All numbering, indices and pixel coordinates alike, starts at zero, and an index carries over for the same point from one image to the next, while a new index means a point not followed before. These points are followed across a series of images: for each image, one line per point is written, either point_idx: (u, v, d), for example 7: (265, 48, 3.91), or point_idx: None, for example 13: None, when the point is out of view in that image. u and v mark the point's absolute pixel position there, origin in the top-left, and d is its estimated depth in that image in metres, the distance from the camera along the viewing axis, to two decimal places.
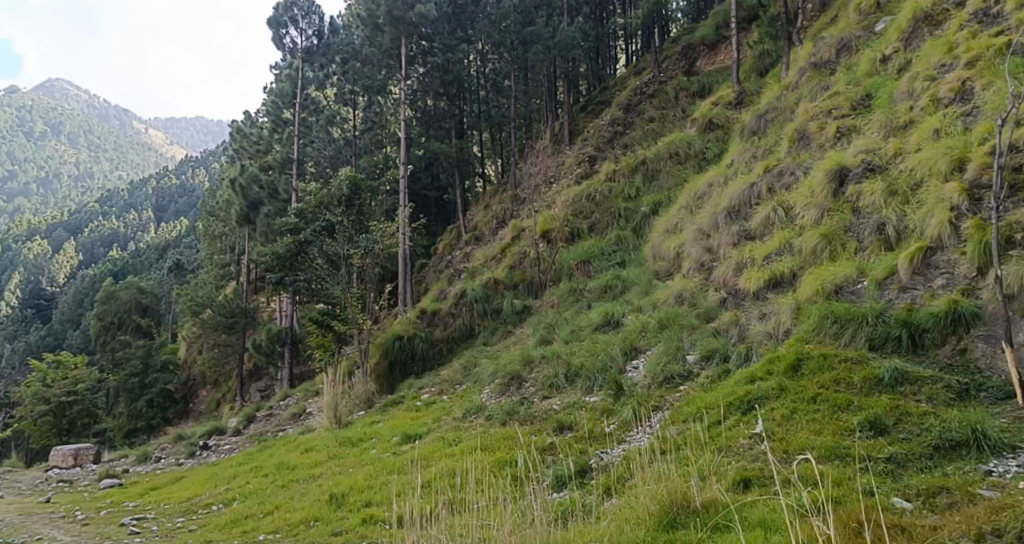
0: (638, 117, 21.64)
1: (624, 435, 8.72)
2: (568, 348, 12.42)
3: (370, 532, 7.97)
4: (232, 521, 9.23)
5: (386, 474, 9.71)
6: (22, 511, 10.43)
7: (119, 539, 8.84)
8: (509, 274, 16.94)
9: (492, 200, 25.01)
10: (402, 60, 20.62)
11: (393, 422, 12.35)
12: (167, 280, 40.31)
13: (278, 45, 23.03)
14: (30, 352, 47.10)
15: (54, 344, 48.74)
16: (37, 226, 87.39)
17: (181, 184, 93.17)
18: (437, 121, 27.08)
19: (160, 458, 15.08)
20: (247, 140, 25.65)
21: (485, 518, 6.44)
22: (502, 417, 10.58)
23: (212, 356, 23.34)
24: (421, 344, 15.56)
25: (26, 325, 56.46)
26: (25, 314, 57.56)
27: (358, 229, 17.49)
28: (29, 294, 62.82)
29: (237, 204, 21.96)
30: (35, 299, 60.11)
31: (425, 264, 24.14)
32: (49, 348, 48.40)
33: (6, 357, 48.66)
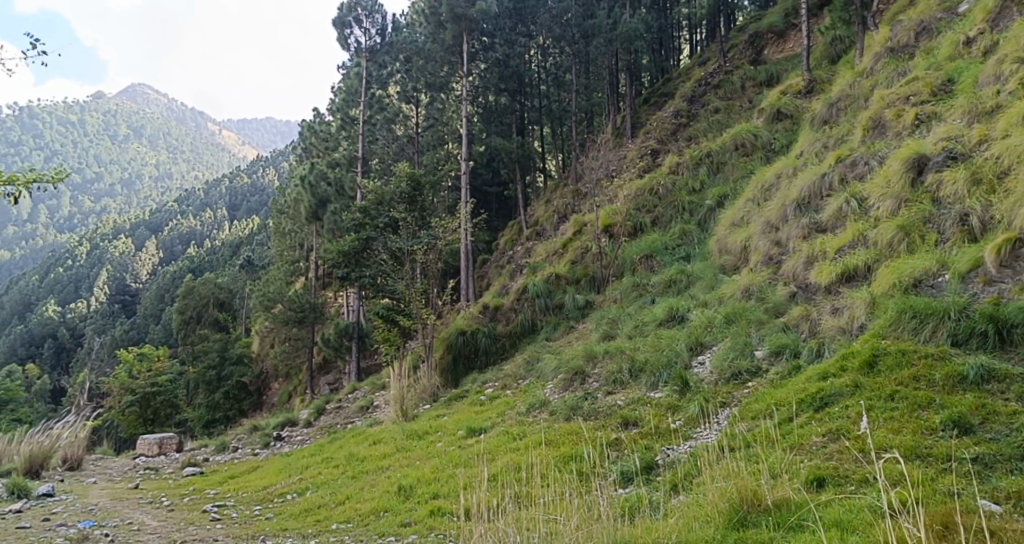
0: (702, 108, 21.28)
1: (691, 431, 8.63)
2: (631, 343, 12.34)
3: (438, 524, 8.14)
4: (306, 510, 9.54)
5: (452, 467, 9.84)
6: (113, 496, 11.01)
7: (202, 525, 9.26)
8: (571, 269, 16.95)
9: (553, 194, 24.99)
10: (464, 57, 20.96)
11: (458, 416, 12.51)
12: (242, 275, 41.88)
13: (344, 45, 23.68)
14: (116, 345, 49.62)
15: (137, 338, 51.18)
16: (120, 225, 91.82)
17: (253, 183, 96.46)
18: (498, 117, 26.88)
19: (238, 447, 15.68)
20: (316, 139, 26.45)
21: (551, 513, 6.49)
22: (565, 412, 10.60)
23: (284, 350, 24.31)
24: (484, 339, 15.71)
25: (112, 319, 59.53)
26: (113, 308, 61.96)
27: (421, 224, 17.74)
28: (116, 290, 66.53)
29: (306, 202, 22.50)
30: (121, 295, 66.41)
31: (486, 259, 24.33)
32: (131, 342, 50.86)
33: (94, 349, 51.41)
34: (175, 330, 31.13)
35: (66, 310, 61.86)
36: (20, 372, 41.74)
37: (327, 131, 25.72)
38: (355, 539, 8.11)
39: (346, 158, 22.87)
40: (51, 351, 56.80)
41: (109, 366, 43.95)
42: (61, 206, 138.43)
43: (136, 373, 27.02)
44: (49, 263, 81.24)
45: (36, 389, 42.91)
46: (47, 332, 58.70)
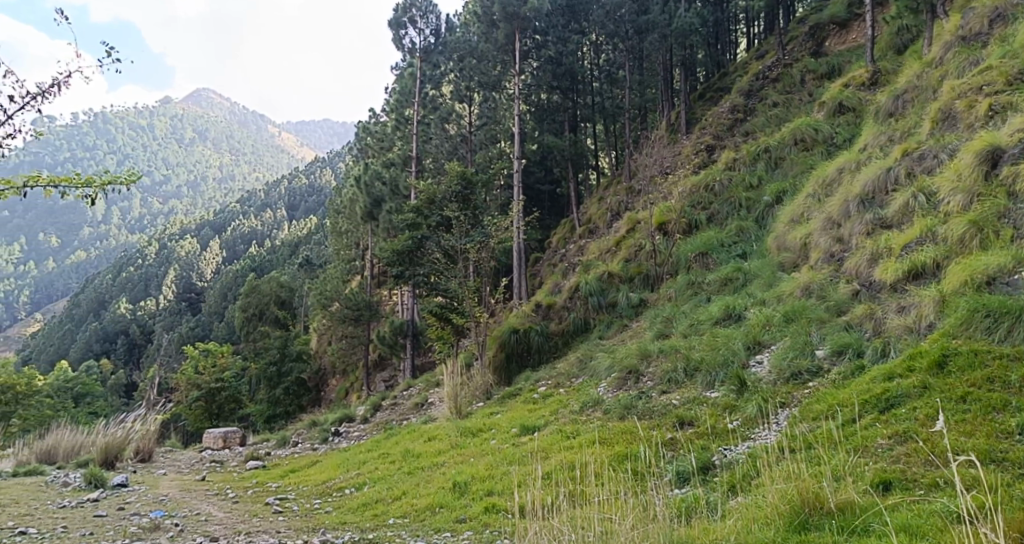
0: (760, 103, 20.87)
1: (750, 432, 8.48)
2: (687, 342, 12.19)
3: (493, 521, 8.22)
4: (363, 504, 9.74)
5: (506, 464, 9.90)
6: (181, 488, 11.41)
7: (265, 517, 9.54)
8: (624, 268, 16.83)
9: (606, 192, 24.85)
10: (517, 55, 21.02)
11: (512, 413, 12.56)
12: (302, 274, 42.90)
13: (399, 45, 24.01)
14: (183, 341, 51.47)
15: (201, 335, 52.83)
16: (184, 226, 94.98)
17: (311, 183, 98.68)
18: (550, 116, 26.67)
19: (298, 442, 16.08)
20: (372, 139, 26.89)
21: (606, 512, 6.47)
22: (620, 411, 10.53)
23: (342, 347, 24.93)
24: (537, 337, 15.72)
25: (179, 316, 61.79)
26: (180, 306, 64.32)
27: (474, 223, 17.86)
28: (183, 289, 69.09)
29: (361, 202, 22.84)
30: (187, 294, 68.94)
31: (539, 258, 24.34)
32: (197, 338, 52.67)
33: (162, 346, 53.31)
34: (238, 326, 32.00)
35: (136, 307, 64.33)
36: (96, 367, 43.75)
37: (382, 131, 26.12)
38: (412, 534, 8.22)
39: (400, 158, 23.22)
40: (123, 347, 59.24)
41: (177, 362, 45.51)
42: (130, 208, 144.15)
43: (201, 368, 27.92)
44: (120, 263, 84.76)
45: (108, 383, 44.74)
46: (119, 329, 61.17)
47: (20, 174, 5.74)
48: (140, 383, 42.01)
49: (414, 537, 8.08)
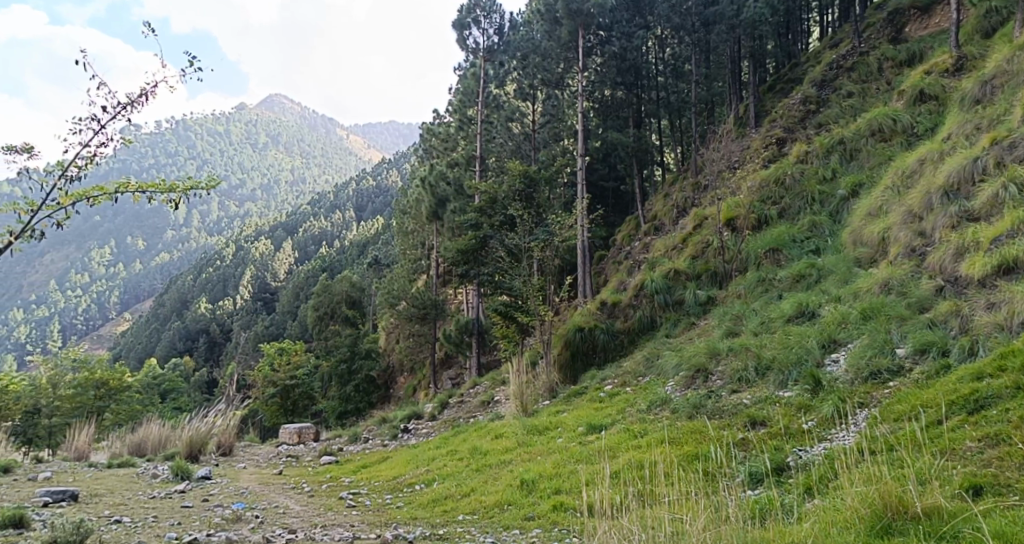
0: (834, 93, 20.25)
1: (826, 433, 8.24)
2: (758, 340, 11.92)
3: (561, 519, 8.23)
4: (433, 500, 9.88)
5: (574, 463, 9.87)
6: (260, 481, 11.82)
7: (339, 511, 9.80)
8: (691, 265, 16.55)
9: (672, 188, 24.51)
10: (580, 52, 20.97)
11: (578, 412, 12.52)
12: (371, 272, 43.80)
13: (463, 46, 24.29)
14: (259, 339, 53.23)
15: (276, 333, 54.48)
16: (258, 229, 98.10)
17: (377, 183, 100.57)
18: (615, 111, 26.46)
19: (369, 438, 16.43)
20: (436, 139, 27.22)
21: (677, 512, 6.40)
22: (688, 410, 10.36)
23: (409, 345, 25.36)
24: (602, 335, 15.60)
25: (255, 315, 63.98)
26: (256, 305, 66.55)
27: (537, 221, 17.89)
28: (257, 288, 71.41)
29: (427, 202, 23.10)
30: (262, 294, 71.20)
31: (604, 255, 24.18)
32: (272, 337, 54.39)
33: (240, 344, 55.23)
34: (311, 325, 32.87)
35: (215, 307, 66.85)
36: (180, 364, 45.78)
37: (446, 132, 26.40)
38: (481, 530, 8.30)
39: (464, 157, 23.44)
40: (204, 345, 61.62)
41: (254, 360, 47.16)
42: (209, 211, 150.02)
43: (276, 366, 28.87)
44: (199, 264, 88.30)
45: (191, 379, 46.63)
46: (200, 327, 63.74)
47: (108, 179, 5.95)
48: (219, 380, 43.68)
49: (484, 533, 8.15)
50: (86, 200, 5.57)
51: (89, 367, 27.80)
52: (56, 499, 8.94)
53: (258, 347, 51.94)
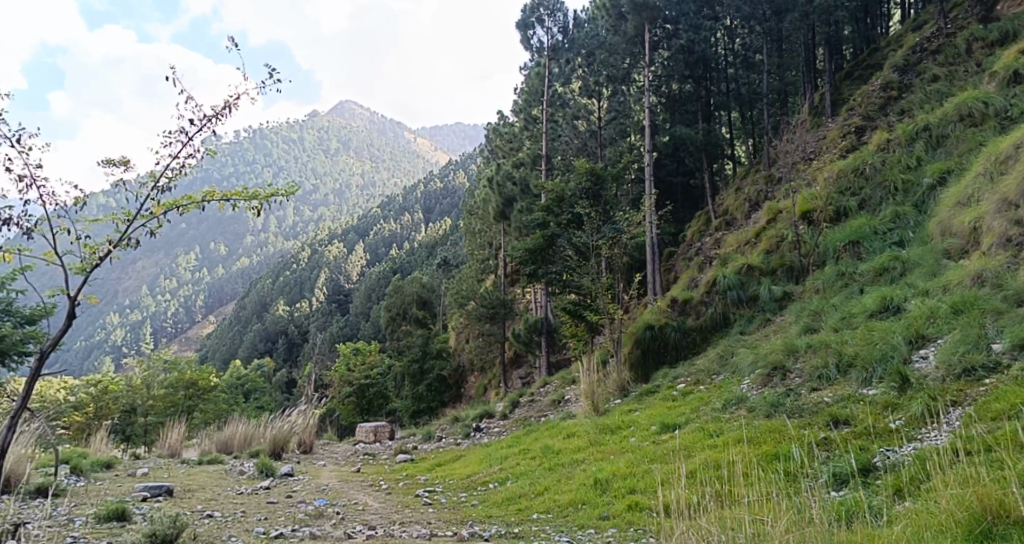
0: (917, 78, 19.38)
1: (915, 433, 7.87)
2: (839, 336, 11.50)
3: (637, 519, 8.14)
4: (507, 499, 9.92)
5: (648, 462, 9.74)
6: (340, 478, 12.12)
7: (416, 508, 9.96)
8: (765, 260, 16.11)
9: (743, 182, 23.95)
10: (647, 46, 20.82)
11: (651, 411, 12.35)
12: (443, 272, 44.40)
13: (527, 46, 24.43)
14: (335, 340, 54.66)
15: (351, 333, 55.79)
16: (331, 233, 100.83)
17: (445, 184, 101.70)
18: (682, 106, 26.06)
19: (442, 437, 16.62)
20: (501, 139, 27.34)
21: (757, 513, 6.29)
22: (766, 409, 10.07)
23: (479, 344, 25.57)
24: (673, 333, 15.34)
25: (329, 316, 65.74)
26: (330, 307, 68.33)
27: (605, 218, 17.75)
28: (331, 290, 73.25)
29: (494, 202, 23.20)
30: (336, 296, 73.00)
31: (673, 251, 23.77)
32: (347, 337, 55.75)
33: (318, 344, 56.92)
34: (384, 325, 33.57)
35: (293, 309, 69.10)
36: (261, 364, 47.48)
37: (511, 131, 26.51)
38: (556, 529, 8.27)
39: (531, 157, 23.51)
40: (284, 345, 63.81)
41: (331, 360, 48.43)
42: (283, 216, 155.06)
43: (352, 366, 29.59)
44: (275, 268, 91.35)
45: (273, 378, 48.38)
46: (279, 329, 66.01)
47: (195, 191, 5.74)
48: (299, 380, 45.08)
49: (559, 533, 8.10)
50: (176, 209, 5.31)
51: (179, 368, 29.15)
52: (153, 494, 9.38)
53: (335, 347, 53.39)
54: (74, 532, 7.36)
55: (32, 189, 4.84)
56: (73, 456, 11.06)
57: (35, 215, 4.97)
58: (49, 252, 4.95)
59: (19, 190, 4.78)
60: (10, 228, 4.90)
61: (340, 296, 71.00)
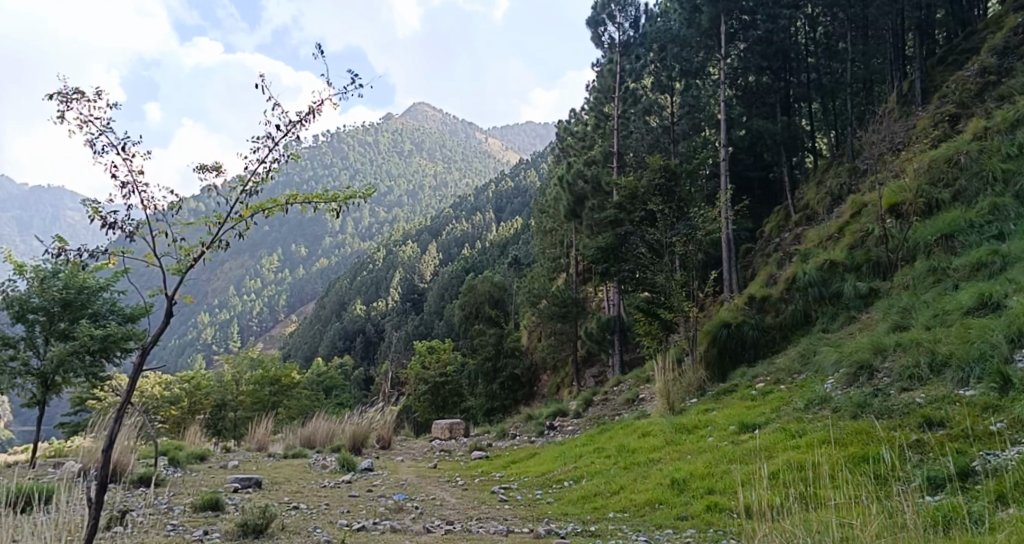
0: (1018, 61, 18.26)
1: (1018, 436, 7.41)
2: (932, 334, 10.95)
3: (717, 520, 7.99)
4: (582, 497, 9.88)
5: (727, 463, 9.50)
6: (417, 474, 12.36)
7: (492, 504, 10.05)
8: (850, 255, 15.54)
9: (825, 175, 23.14)
10: (722, 38, 20.49)
11: (728, 410, 12.05)
12: (516, 272, 44.59)
13: (597, 44, 24.34)
14: (410, 339, 55.65)
15: (426, 332, 56.67)
16: (404, 233, 102.70)
17: (516, 184, 101.91)
18: (760, 98, 25.28)
19: (516, 435, 16.71)
20: (573, 138, 27.30)
21: (845, 516, 6.05)
22: (852, 409, 9.68)
23: (551, 343, 25.59)
24: (751, 331, 14.91)
25: (405, 315, 66.99)
26: (405, 306, 69.60)
27: (679, 216, 17.44)
28: (406, 290, 74.58)
29: (565, 200, 23.05)
30: (412, 295, 74.23)
31: (750, 247, 23.15)
32: (422, 336, 56.67)
33: (394, 343, 58.01)
34: (458, 324, 34.01)
35: (370, 308, 70.73)
36: (340, 363, 48.89)
37: (582, 130, 26.41)
38: (633, 529, 8.18)
39: (602, 154, 23.40)
40: (361, 344, 65.42)
41: (406, 358, 49.36)
42: (358, 218, 158.84)
43: (427, 363, 30.13)
44: (352, 269, 93.74)
45: (351, 374, 49.58)
46: (357, 328, 67.72)
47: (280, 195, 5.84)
48: (377, 377, 46.12)
49: (636, 533, 8.00)
50: (262, 212, 5.40)
51: (265, 365, 30.32)
52: (244, 485, 9.79)
53: (411, 344, 54.26)
54: (174, 519, 7.75)
55: (133, 194, 5.06)
56: (171, 448, 11.68)
57: (136, 219, 5.19)
58: (148, 254, 5.16)
59: (122, 195, 5.00)
60: (114, 231, 5.12)
61: (414, 295, 72.07)
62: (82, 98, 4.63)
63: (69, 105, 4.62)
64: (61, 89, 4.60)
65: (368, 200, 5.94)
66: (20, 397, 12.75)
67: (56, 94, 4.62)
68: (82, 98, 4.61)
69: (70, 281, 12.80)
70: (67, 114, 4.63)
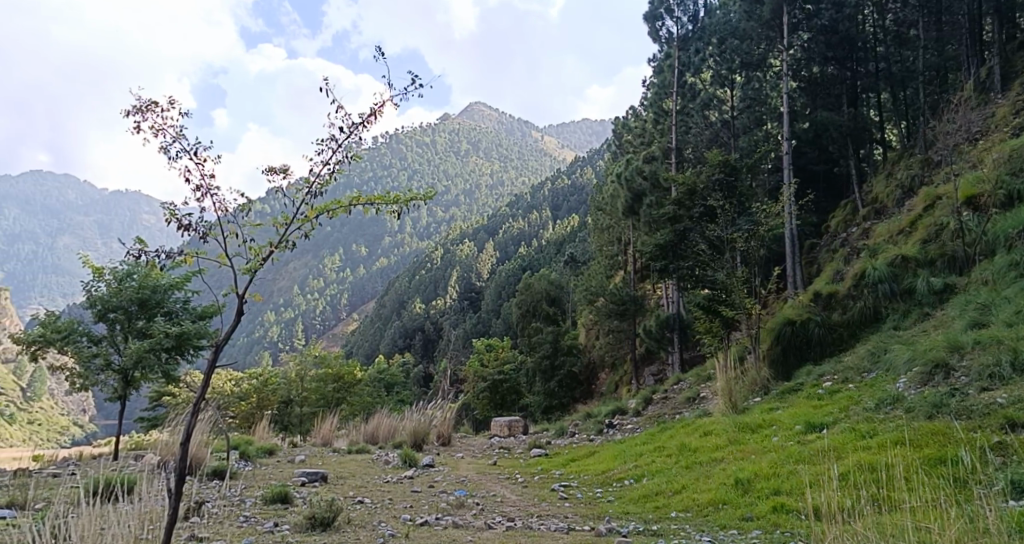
0: None
1: None
2: (1012, 332, 10.48)
3: (783, 522, 7.81)
4: (643, 496, 9.77)
5: (793, 463, 9.27)
6: (477, 470, 12.45)
7: (553, 502, 10.04)
8: (922, 250, 14.98)
9: (895, 167, 22.32)
10: (785, 29, 20.05)
11: (794, 410, 11.76)
12: (574, 270, 44.53)
13: (655, 38, 24.19)
14: (469, 337, 56.16)
15: (484, 330, 57.09)
16: (461, 232, 103.60)
17: (572, 181, 101.55)
18: (826, 89, 25.00)
19: (575, 433, 16.67)
20: (631, 134, 27.11)
21: (922, 520, 5.85)
22: (927, 409, 9.33)
23: (609, 341, 25.43)
24: (817, 329, 14.50)
25: (462, 313, 67.62)
26: (462, 305, 70.20)
27: (740, 212, 17.15)
28: (464, 288, 75.24)
29: (623, 197, 22.88)
30: (469, 293, 74.82)
31: (815, 243, 22.52)
32: (480, 334, 57.12)
33: (453, 340, 58.62)
34: (516, 322, 34.14)
35: (429, 306, 71.61)
36: (401, 360, 49.73)
37: (640, 126, 26.21)
38: (696, 529, 8.05)
39: (661, 151, 23.18)
40: (421, 342, 66.33)
41: (465, 356, 49.85)
42: (415, 218, 160.99)
43: (485, 361, 30.38)
44: (411, 268, 95.07)
45: (411, 371, 50.29)
46: (416, 326, 68.69)
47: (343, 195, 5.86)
48: (436, 375, 46.66)
49: (699, 533, 7.88)
50: (327, 213, 5.42)
51: (328, 362, 31.09)
52: (310, 479, 10.03)
53: (470, 342, 54.73)
54: (246, 511, 8.00)
55: (206, 197, 5.21)
56: (241, 442, 12.09)
57: (209, 221, 5.35)
58: (221, 255, 5.26)
59: (195, 198, 5.15)
60: (189, 233, 5.28)
61: (472, 292, 72.53)
62: (156, 108, 4.78)
63: (143, 115, 4.77)
64: (138, 100, 4.76)
65: (428, 203, 6.01)
66: (104, 391, 13.46)
67: (133, 106, 4.79)
68: (155, 107, 4.74)
69: (143, 282, 13.26)
70: (142, 124, 4.79)
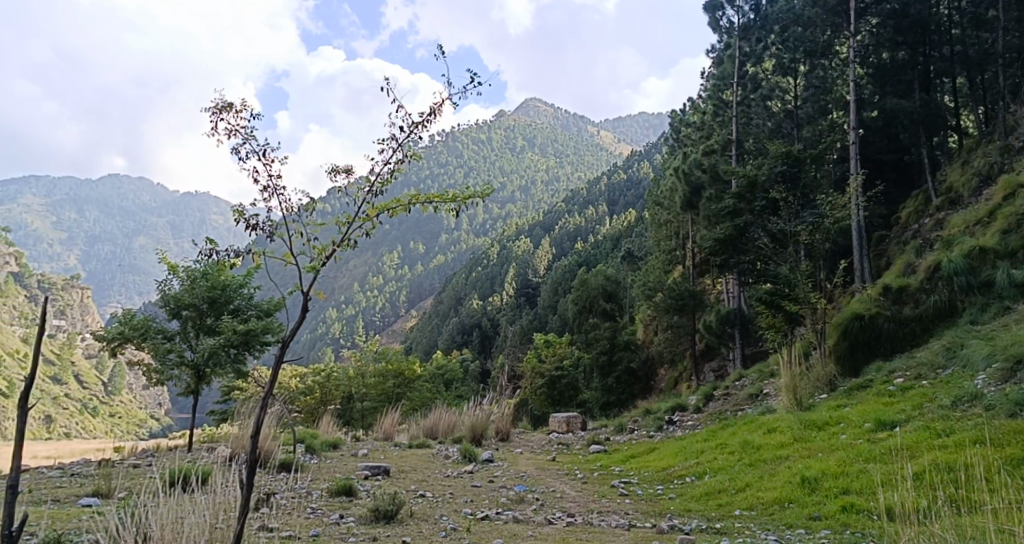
0: None
1: None
2: None
3: (854, 522, 7.57)
4: (706, 493, 9.62)
5: (863, 462, 8.98)
6: (537, 466, 12.48)
7: (613, 498, 9.96)
8: (1002, 241, 14.29)
9: (971, 155, 21.34)
10: (851, 15, 19.44)
11: (863, 407, 11.38)
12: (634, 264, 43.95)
13: (715, 29, 23.63)
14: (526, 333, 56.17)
15: (541, 326, 57.00)
16: (516, 229, 103.67)
17: (629, 176, 100.40)
18: (895, 76, 23.85)
19: (635, 429, 16.50)
20: (690, 128, 26.68)
21: (1006, 523, 5.58)
22: (1009, 408, 8.89)
23: (667, 337, 25.09)
24: (887, 324, 13.99)
25: (519, 309, 67.70)
26: (519, 301, 70.22)
27: (803, 204, 16.74)
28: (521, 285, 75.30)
29: (681, 191, 22.53)
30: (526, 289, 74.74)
31: (883, 234, 21.73)
32: (537, 330, 57.07)
33: (511, 336, 58.70)
34: (572, 318, 34.00)
35: (486, 303, 71.93)
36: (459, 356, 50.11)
37: (699, 119, 25.81)
38: (761, 528, 7.86)
39: (720, 143, 22.77)
40: (478, 338, 66.72)
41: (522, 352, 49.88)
42: (470, 215, 161.91)
43: (543, 357, 30.39)
44: (467, 265, 95.68)
45: (469, 367, 50.66)
46: (473, 322, 69.13)
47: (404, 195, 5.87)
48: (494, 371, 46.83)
49: (765, 531, 7.72)
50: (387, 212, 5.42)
51: (387, 358, 31.58)
52: (373, 473, 10.22)
53: (527, 338, 54.75)
54: (313, 503, 8.19)
55: (272, 197, 5.34)
56: (307, 436, 12.39)
57: (276, 220, 5.47)
58: (286, 253, 5.31)
59: (263, 198, 5.29)
60: (256, 232, 5.41)
61: (528, 288, 72.45)
62: (230, 110, 4.92)
63: (219, 116, 4.91)
64: (214, 102, 4.90)
65: (485, 199, 5.96)
66: (178, 385, 14.02)
67: (211, 107, 4.94)
68: (229, 108, 4.87)
69: (215, 281, 13.74)
70: (218, 124, 4.92)
